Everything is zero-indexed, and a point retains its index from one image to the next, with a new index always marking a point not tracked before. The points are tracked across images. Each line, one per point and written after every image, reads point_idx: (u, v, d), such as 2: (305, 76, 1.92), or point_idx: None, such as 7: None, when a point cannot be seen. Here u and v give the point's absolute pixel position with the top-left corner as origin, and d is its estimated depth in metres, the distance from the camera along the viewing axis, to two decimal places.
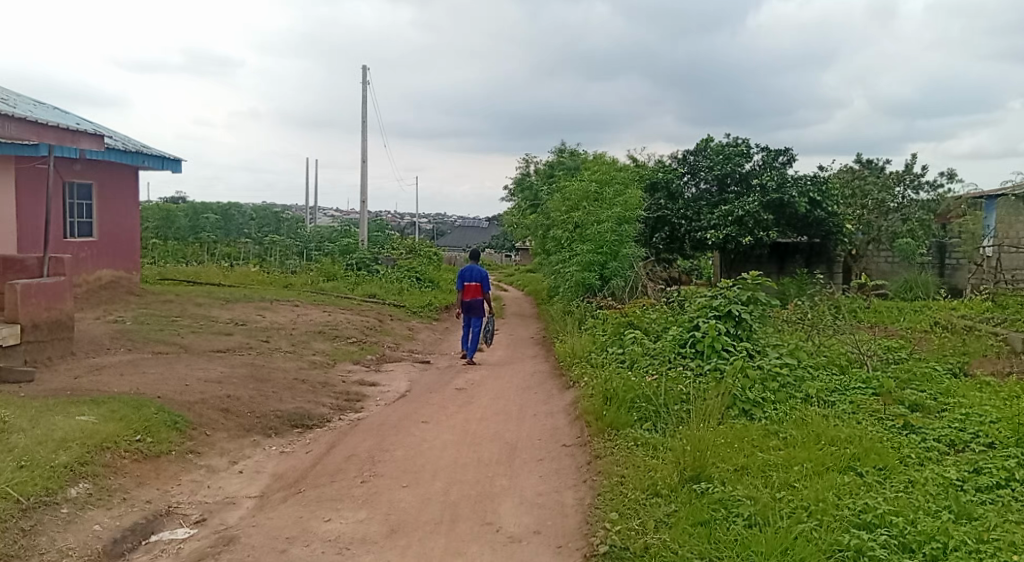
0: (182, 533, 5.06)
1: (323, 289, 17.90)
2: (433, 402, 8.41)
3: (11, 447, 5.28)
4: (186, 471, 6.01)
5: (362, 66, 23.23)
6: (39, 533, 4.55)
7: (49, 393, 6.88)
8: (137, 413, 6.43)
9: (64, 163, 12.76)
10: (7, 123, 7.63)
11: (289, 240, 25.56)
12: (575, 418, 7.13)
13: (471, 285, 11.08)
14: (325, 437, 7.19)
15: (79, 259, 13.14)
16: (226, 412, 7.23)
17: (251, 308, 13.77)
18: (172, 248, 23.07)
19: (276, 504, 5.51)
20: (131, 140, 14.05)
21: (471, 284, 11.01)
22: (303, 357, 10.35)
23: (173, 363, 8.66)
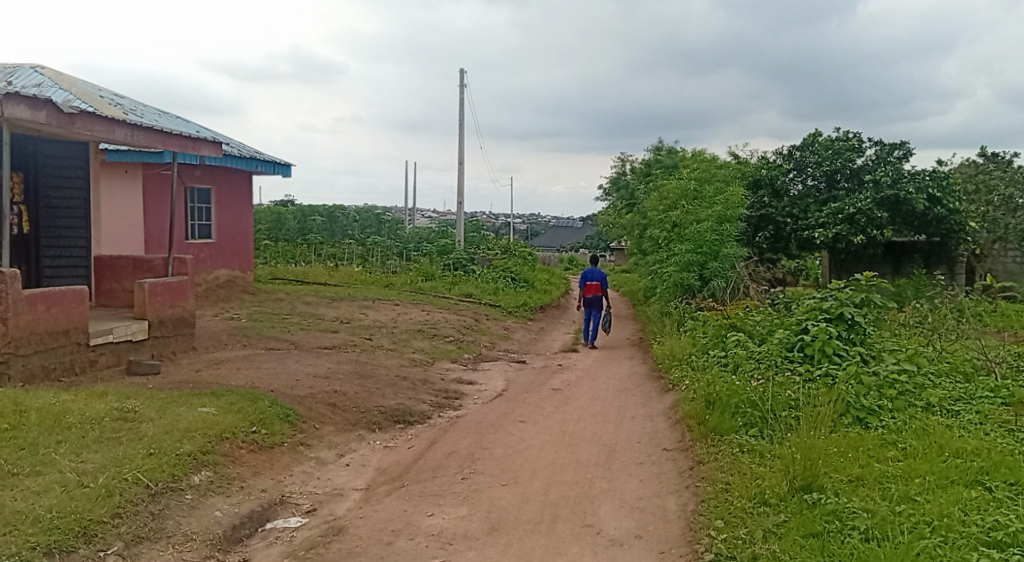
0: (294, 522, 5.28)
1: (421, 289, 18.31)
2: (530, 402, 8.45)
3: (141, 435, 5.61)
4: (297, 462, 6.28)
5: (459, 70, 23.64)
6: (167, 517, 4.82)
7: (174, 385, 7.34)
8: (253, 406, 6.77)
9: (185, 169, 13.60)
10: (135, 132, 8.14)
11: (390, 241, 26.31)
12: (676, 422, 7.00)
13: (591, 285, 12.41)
14: (426, 434, 7.35)
15: (200, 260, 13.91)
16: (333, 406, 7.50)
17: (354, 307, 14.23)
18: (282, 249, 24.21)
19: (381, 497, 5.67)
20: (246, 146, 14.80)
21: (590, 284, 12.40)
22: (403, 355, 10.62)
23: (284, 359, 9.04)
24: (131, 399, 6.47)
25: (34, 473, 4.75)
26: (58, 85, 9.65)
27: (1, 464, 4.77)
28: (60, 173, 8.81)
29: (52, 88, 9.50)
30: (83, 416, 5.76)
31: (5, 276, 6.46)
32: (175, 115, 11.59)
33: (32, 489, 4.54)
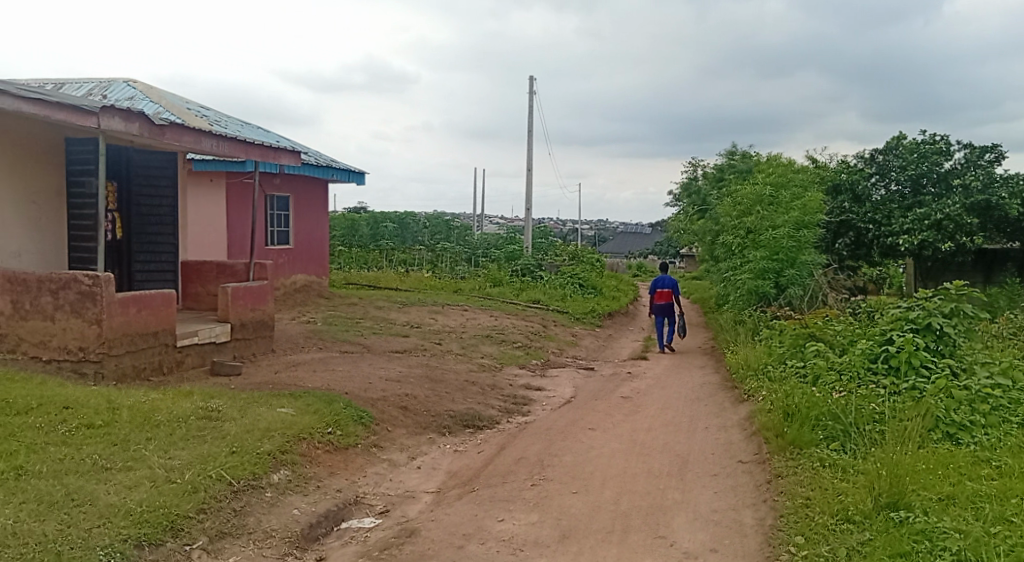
0: (368, 523, 5.38)
1: (490, 294, 18.44)
2: (600, 409, 8.40)
3: (224, 434, 5.81)
4: (371, 464, 6.39)
5: (528, 78, 23.74)
6: (248, 514, 4.97)
7: (255, 386, 7.59)
8: (328, 407, 6.93)
9: (266, 178, 14.07)
10: (220, 142, 8.47)
11: (459, 247, 26.59)
12: (752, 434, 6.83)
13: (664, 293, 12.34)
14: (495, 439, 7.38)
15: (278, 265, 14.35)
16: (405, 409, 7.61)
17: (424, 312, 14.42)
18: (355, 255, 24.80)
19: (452, 501, 5.72)
20: (322, 155, 15.23)
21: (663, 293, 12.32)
22: (472, 360, 10.70)
23: (357, 362, 9.24)
24: (215, 399, 6.72)
25: (125, 468, 4.96)
26: (148, 98, 10.13)
27: (96, 459, 5.00)
28: (150, 181, 9.22)
29: (143, 101, 10.00)
30: (170, 415, 6.00)
31: (100, 279, 6.78)
32: (256, 125, 12.02)
33: (124, 483, 4.74)
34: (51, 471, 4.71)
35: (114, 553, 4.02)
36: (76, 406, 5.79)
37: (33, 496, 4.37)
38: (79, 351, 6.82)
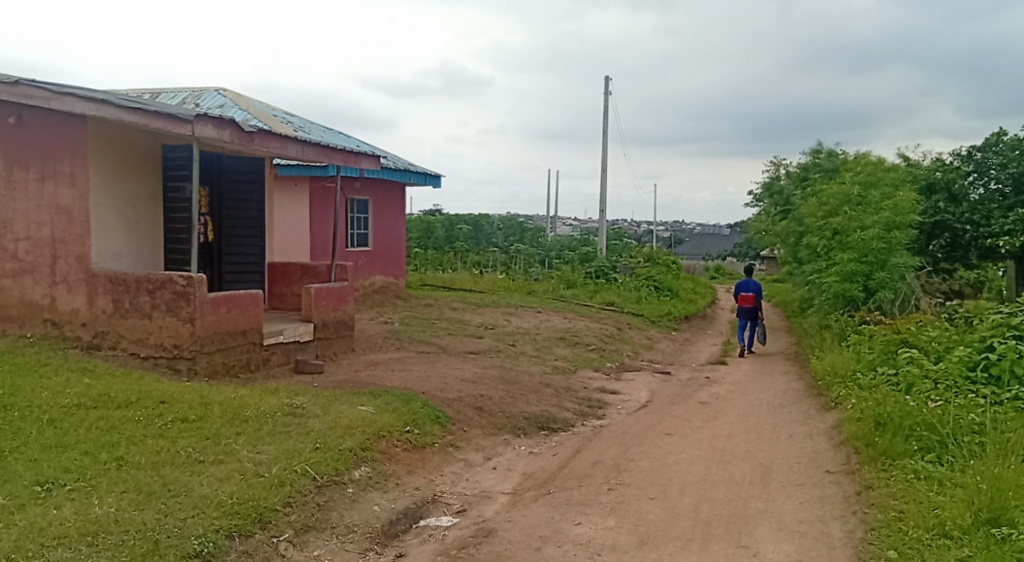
0: (446, 521, 5.44)
1: (563, 296, 18.42)
2: (677, 414, 8.26)
3: (308, 430, 5.99)
4: (448, 463, 6.47)
5: (604, 78, 23.57)
6: (331, 509, 5.10)
7: (337, 384, 7.79)
8: (406, 406, 7.05)
9: (347, 182, 14.44)
10: (305, 148, 8.73)
11: (533, 249, 26.65)
12: (839, 443, 6.60)
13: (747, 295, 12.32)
14: (570, 442, 7.36)
15: (358, 267, 14.70)
16: (480, 410, 7.67)
17: (499, 313, 14.51)
18: (430, 256, 25.19)
19: (528, 502, 5.73)
20: (401, 158, 15.52)
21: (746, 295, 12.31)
22: (547, 362, 10.70)
23: (434, 362, 9.38)
24: (300, 396, 6.93)
25: (217, 461, 5.17)
26: (238, 107, 10.53)
27: (190, 452, 5.23)
28: (239, 186, 9.59)
29: (233, 109, 10.42)
30: (258, 410, 6.22)
31: (194, 280, 7.10)
32: (338, 130, 12.35)
33: (216, 475, 4.94)
34: (149, 462, 4.95)
35: (208, 542, 4.19)
36: (172, 400, 6.07)
37: (132, 486, 4.59)
38: (173, 348, 7.14)
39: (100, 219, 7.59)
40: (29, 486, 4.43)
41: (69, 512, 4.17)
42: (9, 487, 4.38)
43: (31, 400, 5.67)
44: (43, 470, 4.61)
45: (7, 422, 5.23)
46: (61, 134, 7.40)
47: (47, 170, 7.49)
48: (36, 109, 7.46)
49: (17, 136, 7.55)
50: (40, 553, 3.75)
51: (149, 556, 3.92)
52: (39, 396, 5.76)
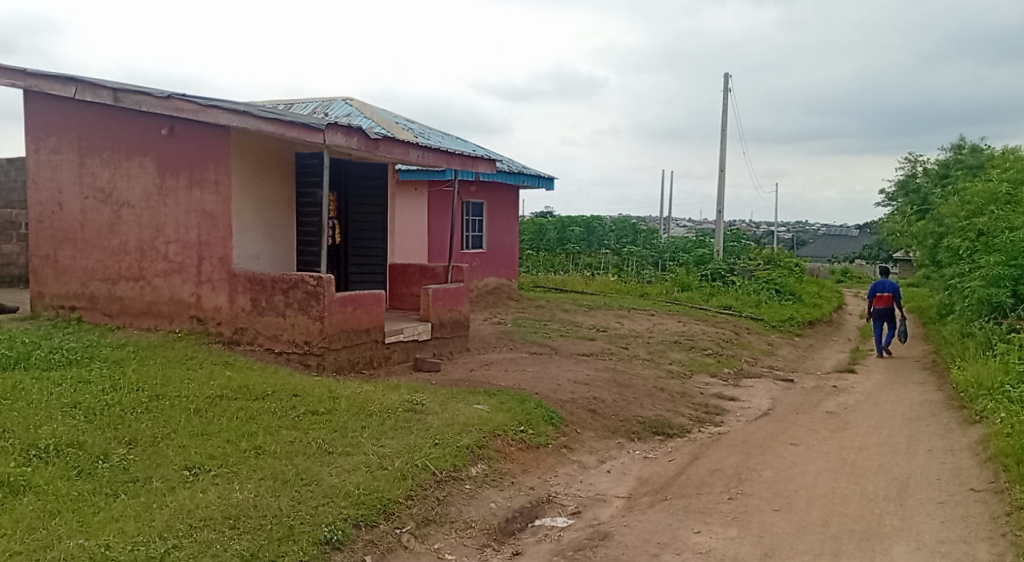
0: (561, 522, 5.47)
1: (678, 299, 18.05)
2: (801, 424, 7.93)
3: (428, 426, 6.16)
4: (562, 464, 6.49)
5: (723, 75, 22.90)
6: (450, 503, 5.23)
7: (454, 382, 7.98)
8: (520, 406, 7.12)
9: (462, 185, 14.76)
10: (426, 154, 8.98)
11: (646, 250, 26.26)
12: (985, 460, 6.14)
13: (884, 296, 12.17)
14: (687, 448, 7.20)
15: (472, 268, 15.00)
16: (593, 413, 7.65)
17: (611, 315, 14.41)
18: (542, 258, 25.36)
19: (645, 508, 5.66)
20: (514, 162, 15.73)
21: (883, 296, 12.16)
22: (661, 366, 10.52)
23: (547, 363, 9.43)
24: (419, 393, 7.14)
25: (345, 453, 5.41)
26: (363, 115, 10.98)
27: (320, 443, 5.49)
28: (364, 191, 9.99)
29: (359, 117, 10.86)
30: (381, 406, 6.47)
31: (323, 281, 7.45)
32: (456, 136, 12.64)
33: (343, 466, 5.16)
34: (283, 452, 5.24)
35: (337, 530, 4.40)
36: (303, 394, 6.40)
37: (269, 474, 4.88)
38: (304, 344, 7.55)
39: (241, 223, 8.11)
40: (179, 470, 4.78)
41: (213, 496, 4.47)
42: (161, 470, 4.75)
43: (179, 390, 6.13)
44: (190, 456, 4.97)
45: (159, 410, 5.68)
46: (207, 144, 7.96)
47: (194, 177, 8.07)
48: (186, 121, 8.06)
49: (169, 146, 8.18)
50: (189, 533, 4.04)
51: (284, 541, 4.15)
52: (187, 386, 6.22)
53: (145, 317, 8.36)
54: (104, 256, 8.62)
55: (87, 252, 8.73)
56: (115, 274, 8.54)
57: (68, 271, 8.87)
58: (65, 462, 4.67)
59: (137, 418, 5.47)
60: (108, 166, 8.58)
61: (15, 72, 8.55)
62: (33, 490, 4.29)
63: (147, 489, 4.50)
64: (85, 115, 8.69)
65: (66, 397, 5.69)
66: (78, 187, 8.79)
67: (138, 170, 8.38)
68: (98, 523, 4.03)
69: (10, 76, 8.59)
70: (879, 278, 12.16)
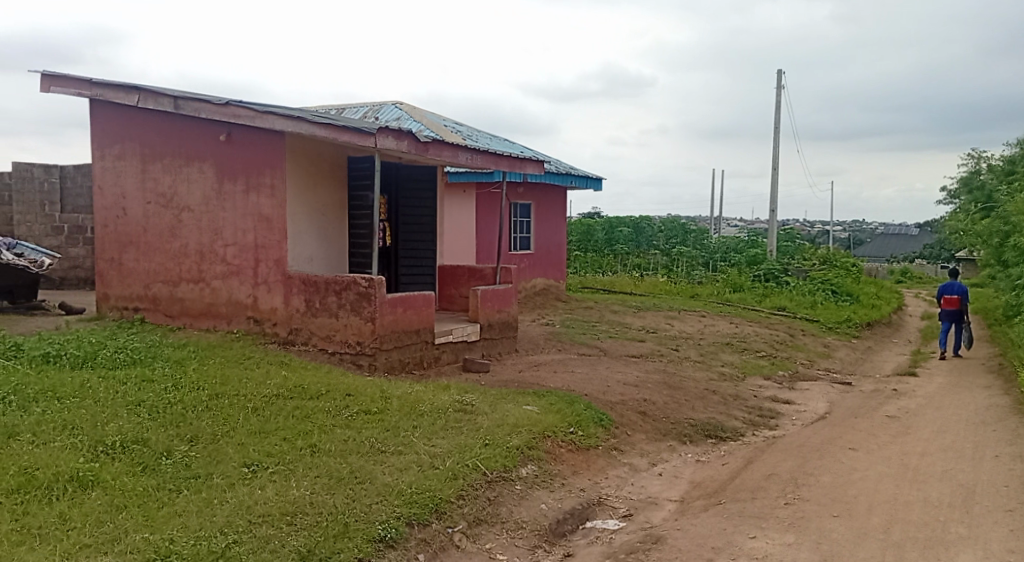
0: (613, 524, 5.44)
1: (730, 300, 17.79)
2: (859, 428, 7.73)
3: (478, 427, 6.18)
4: (612, 466, 6.45)
5: (776, 72, 22.46)
6: (500, 504, 5.25)
7: (503, 383, 8.00)
8: (570, 408, 7.10)
9: (510, 187, 14.79)
10: (474, 156, 9.03)
11: (696, 251, 25.93)
12: None
13: (951, 297, 11.82)
14: (741, 452, 7.09)
15: (520, 270, 15.01)
16: (644, 415, 7.58)
17: (661, 317, 14.27)
18: (590, 259, 25.27)
19: (698, 512, 5.60)
20: (562, 163, 15.70)
21: (950, 297, 11.81)
22: (713, 369, 10.38)
23: (596, 365, 9.39)
24: (469, 393, 7.18)
25: (397, 452, 5.47)
26: (412, 118, 11.10)
27: (373, 442, 5.57)
28: (414, 193, 10.09)
29: (408, 120, 10.97)
30: (432, 406, 6.52)
31: (374, 282, 7.56)
32: (504, 138, 12.67)
33: (396, 465, 5.23)
34: (338, 450, 5.33)
35: (390, 528, 4.45)
36: (355, 393, 6.50)
37: (325, 472, 4.97)
38: (356, 345, 7.66)
39: (295, 226, 8.27)
40: (238, 467, 4.90)
41: (271, 493, 4.57)
42: (222, 467, 4.87)
43: (237, 389, 6.28)
44: (249, 453, 5.09)
45: (218, 408, 5.83)
46: (264, 149, 8.15)
47: (251, 182, 8.26)
48: (243, 127, 8.26)
49: (227, 152, 8.40)
50: (248, 528, 4.14)
51: (340, 538, 4.22)
52: (244, 386, 6.37)
53: (205, 318, 8.60)
54: (165, 259, 8.89)
55: (149, 255, 9.02)
56: (176, 276, 8.79)
57: (132, 274, 9.17)
58: (131, 458, 4.83)
59: (198, 416, 5.62)
60: (169, 171, 8.85)
61: (83, 82, 8.87)
62: (101, 485, 4.45)
63: (208, 485, 4.63)
64: (148, 122, 8.98)
65: (131, 395, 5.89)
66: (141, 192, 9.08)
67: (198, 175, 8.62)
68: (163, 517, 4.16)
69: (77, 85, 8.91)
70: (946, 278, 11.85)
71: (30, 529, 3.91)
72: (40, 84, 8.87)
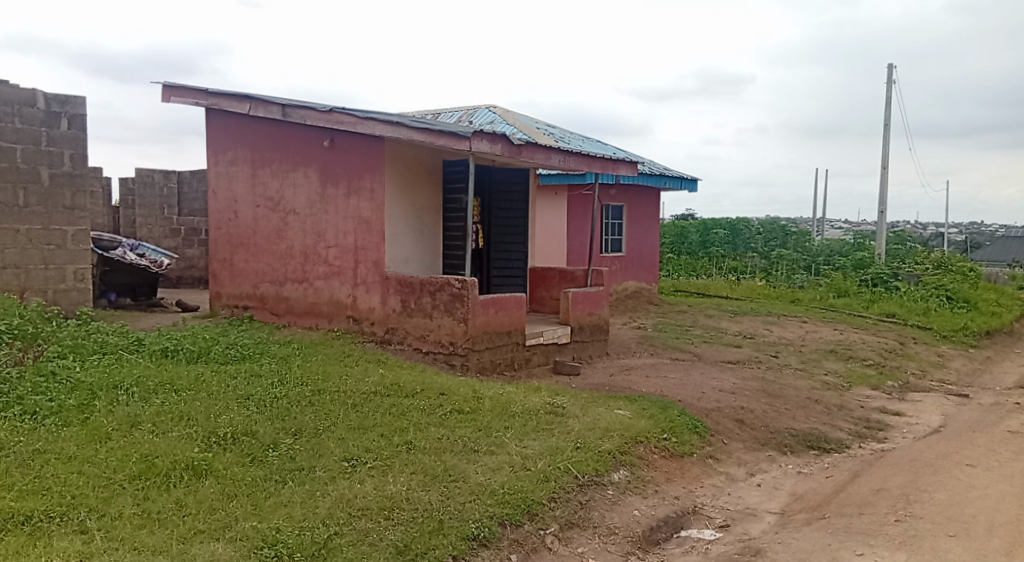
0: (708, 534, 5.31)
1: (833, 306, 17.07)
2: (978, 443, 7.26)
3: (569, 429, 6.17)
4: (708, 475, 6.30)
5: (888, 66, 21.37)
6: (593, 508, 5.21)
7: (594, 386, 7.95)
8: (664, 414, 6.98)
9: (602, 189, 14.69)
10: (567, 158, 9.01)
11: (797, 254, 25.02)
12: None
13: None
14: (846, 465, 6.79)
15: (612, 272, 14.88)
16: (741, 423, 7.37)
17: (759, 322, 13.84)
18: (684, 263, 24.80)
19: (800, 526, 5.40)
20: (655, 164, 15.47)
21: None
22: (815, 377, 9.97)
23: (690, 370, 9.19)
24: (561, 396, 7.17)
25: (489, 452, 5.52)
26: (506, 121, 11.20)
27: (466, 441, 5.64)
28: (508, 196, 10.18)
29: (502, 124, 11.07)
30: (523, 407, 6.54)
31: (468, 284, 7.65)
32: (596, 140, 12.59)
33: (489, 465, 5.27)
34: (433, 448, 5.43)
35: (483, 527, 4.51)
36: (449, 393, 6.60)
37: (420, 468, 5.07)
38: (449, 345, 7.78)
39: (393, 229, 8.48)
40: (339, 460, 5.07)
41: (370, 487, 4.70)
42: (324, 460, 5.05)
43: (338, 385, 6.50)
44: (349, 448, 5.25)
45: (320, 404, 6.05)
46: (364, 154, 8.40)
47: (352, 186, 8.53)
48: (345, 133, 8.53)
49: (330, 157, 8.70)
50: (349, 521, 4.27)
51: (435, 534, 4.30)
52: (344, 382, 6.58)
53: (308, 316, 8.94)
54: (272, 259, 9.30)
55: (258, 257, 9.45)
56: (281, 276, 9.19)
57: (242, 274, 9.63)
58: (241, 449, 5.07)
59: (302, 410, 5.85)
60: (277, 176, 9.25)
61: (199, 92, 9.38)
62: (214, 474, 4.69)
63: (311, 477, 4.81)
64: (257, 129, 9.41)
65: (240, 389, 6.18)
66: (251, 196, 9.53)
67: (303, 180, 8.97)
68: (270, 507, 4.35)
69: (195, 95, 9.43)
70: None
71: (149, 513, 4.17)
72: (162, 95, 9.44)
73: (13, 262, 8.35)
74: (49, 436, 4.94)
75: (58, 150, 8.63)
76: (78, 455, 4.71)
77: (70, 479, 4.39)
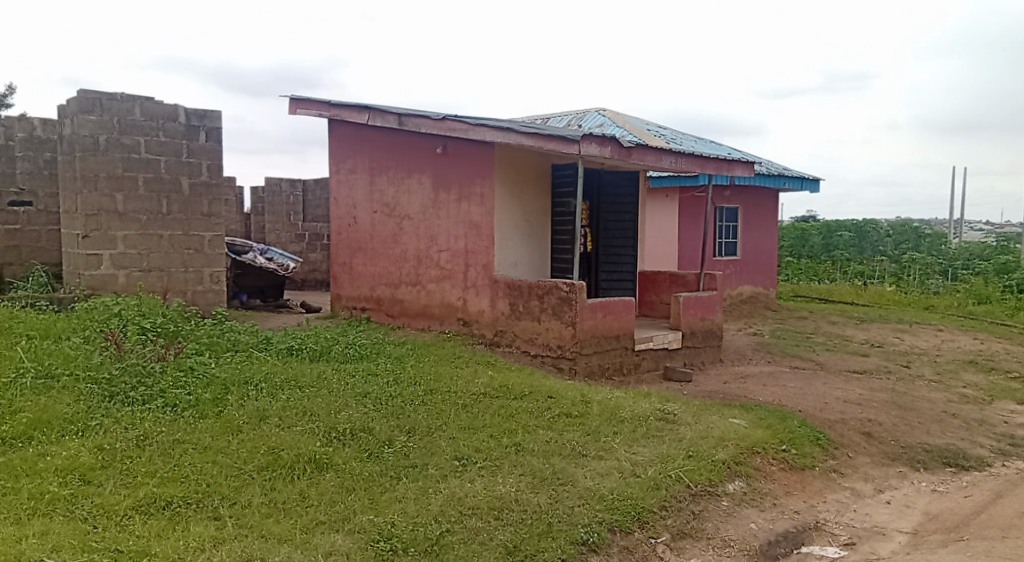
0: (832, 552, 5.05)
1: (973, 313, 15.84)
2: None
3: (681, 437, 6.03)
4: (831, 490, 5.98)
5: None
6: (706, 519, 5.07)
7: (707, 393, 7.73)
8: (782, 424, 6.71)
9: (716, 190, 14.31)
10: (679, 160, 8.81)
11: (931, 258, 23.39)
12: None
13: None
14: (987, 484, 6.29)
15: (727, 276, 14.46)
16: (868, 436, 6.97)
17: (889, 330, 13.04)
18: (805, 267, 23.74)
19: (935, 548, 5.05)
20: (774, 164, 14.90)
21: None
22: (952, 389, 9.28)
23: (812, 379, 8.78)
24: (672, 402, 7.02)
25: (599, 457, 5.47)
26: (617, 124, 11.10)
27: (575, 445, 5.62)
28: (618, 200, 10.08)
29: (613, 126, 10.97)
30: (633, 413, 6.45)
31: (576, 287, 7.63)
32: (710, 141, 12.26)
33: (598, 470, 5.23)
34: (542, 450, 5.44)
35: (593, 532, 4.47)
36: (558, 396, 6.59)
37: (529, 471, 5.09)
38: (558, 348, 7.79)
39: (503, 233, 8.58)
40: (450, 459, 5.16)
41: (479, 487, 4.75)
42: (436, 458, 5.16)
43: (450, 386, 6.63)
44: (460, 447, 5.34)
45: (433, 403, 6.18)
46: (476, 159, 8.55)
47: (464, 191, 8.70)
48: (458, 139, 8.71)
49: (443, 164, 8.91)
50: (460, 519, 4.34)
51: (544, 537, 4.31)
52: (456, 383, 6.71)
53: (421, 318, 9.18)
54: (388, 263, 9.61)
55: (375, 260, 9.79)
56: (396, 279, 9.48)
57: (360, 277, 10.01)
58: (359, 445, 5.27)
59: (415, 409, 6.00)
60: (393, 183, 9.56)
61: (322, 103, 9.83)
62: (334, 467, 4.89)
63: (424, 474, 4.92)
64: (376, 138, 9.76)
65: (358, 387, 6.42)
66: (369, 202, 9.89)
67: (417, 186, 9.23)
68: (385, 502, 4.48)
69: (318, 107, 9.89)
70: None
71: (276, 503, 4.40)
72: (289, 108, 9.96)
73: (157, 265, 9.04)
74: (187, 427, 5.30)
75: (197, 161, 9.26)
76: (212, 446, 5.03)
77: (206, 468, 4.69)
